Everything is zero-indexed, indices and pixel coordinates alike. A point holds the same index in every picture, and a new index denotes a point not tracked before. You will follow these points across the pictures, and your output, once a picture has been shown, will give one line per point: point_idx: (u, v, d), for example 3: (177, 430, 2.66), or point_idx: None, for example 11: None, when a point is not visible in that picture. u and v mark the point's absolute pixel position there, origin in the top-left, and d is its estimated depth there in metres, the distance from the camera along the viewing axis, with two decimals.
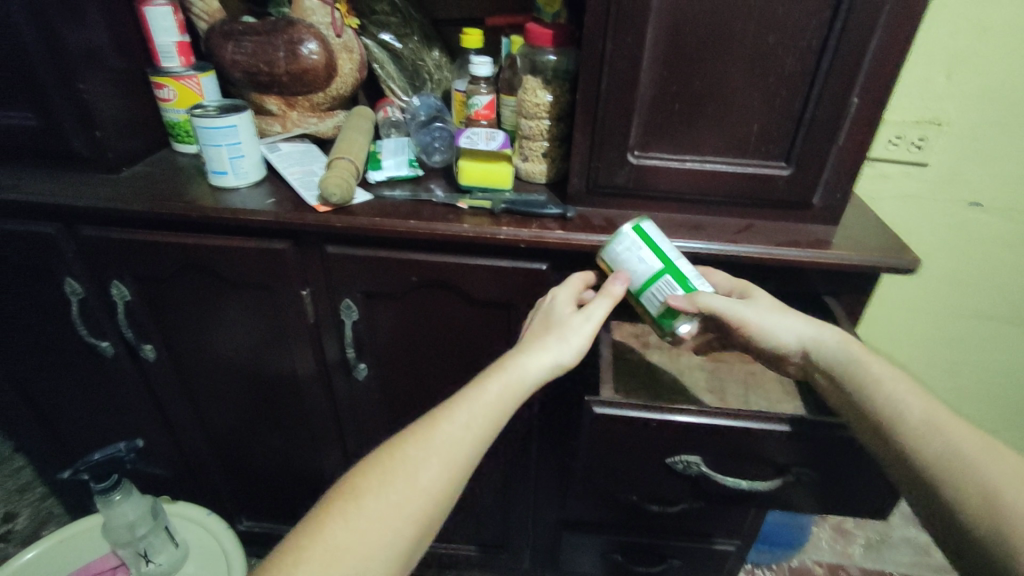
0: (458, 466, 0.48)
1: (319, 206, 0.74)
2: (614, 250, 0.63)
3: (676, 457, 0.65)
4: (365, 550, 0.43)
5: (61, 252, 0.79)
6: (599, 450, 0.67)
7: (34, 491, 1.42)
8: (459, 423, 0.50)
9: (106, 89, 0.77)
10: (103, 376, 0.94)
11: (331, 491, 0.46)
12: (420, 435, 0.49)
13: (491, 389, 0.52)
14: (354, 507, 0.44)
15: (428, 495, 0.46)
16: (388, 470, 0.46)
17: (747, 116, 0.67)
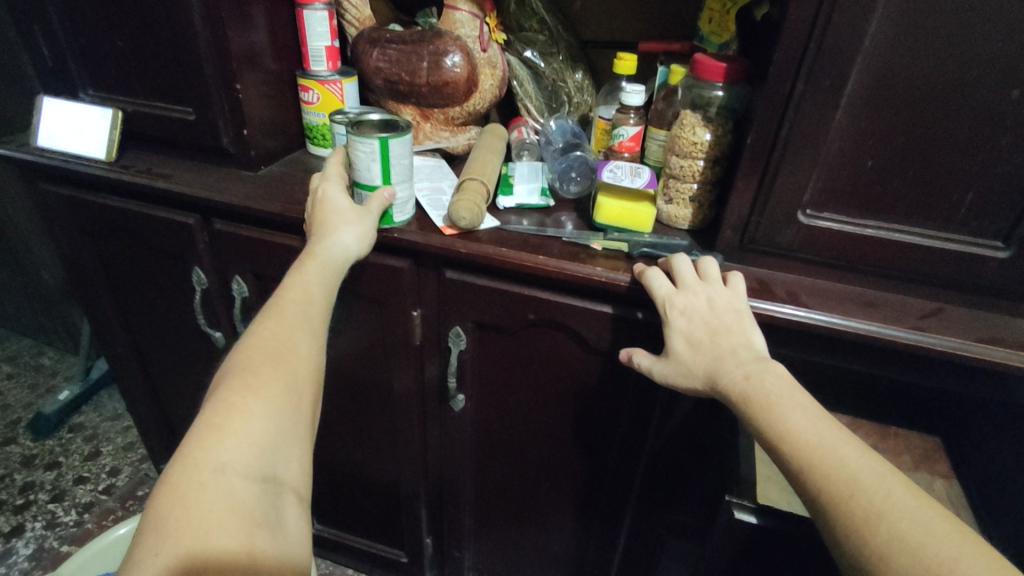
0: (309, 327, 0.56)
1: (444, 228, 0.70)
2: (354, 147, 0.64)
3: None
4: (276, 407, 0.47)
5: (194, 241, 0.81)
6: (725, 551, 0.57)
7: (137, 452, 1.51)
8: (306, 299, 0.57)
9: (259, 89, 0.78)
10: (213, 364, 0.96)
11: (226, 379, 0.48)
12: (269, 320, 0.54)
13: (302, 278, 0.59)
14: (254, 379, 0.48)
15: (310, 361, 0.53)
16: (263, 350, 0.51)
17: (961, 183, 0.55)
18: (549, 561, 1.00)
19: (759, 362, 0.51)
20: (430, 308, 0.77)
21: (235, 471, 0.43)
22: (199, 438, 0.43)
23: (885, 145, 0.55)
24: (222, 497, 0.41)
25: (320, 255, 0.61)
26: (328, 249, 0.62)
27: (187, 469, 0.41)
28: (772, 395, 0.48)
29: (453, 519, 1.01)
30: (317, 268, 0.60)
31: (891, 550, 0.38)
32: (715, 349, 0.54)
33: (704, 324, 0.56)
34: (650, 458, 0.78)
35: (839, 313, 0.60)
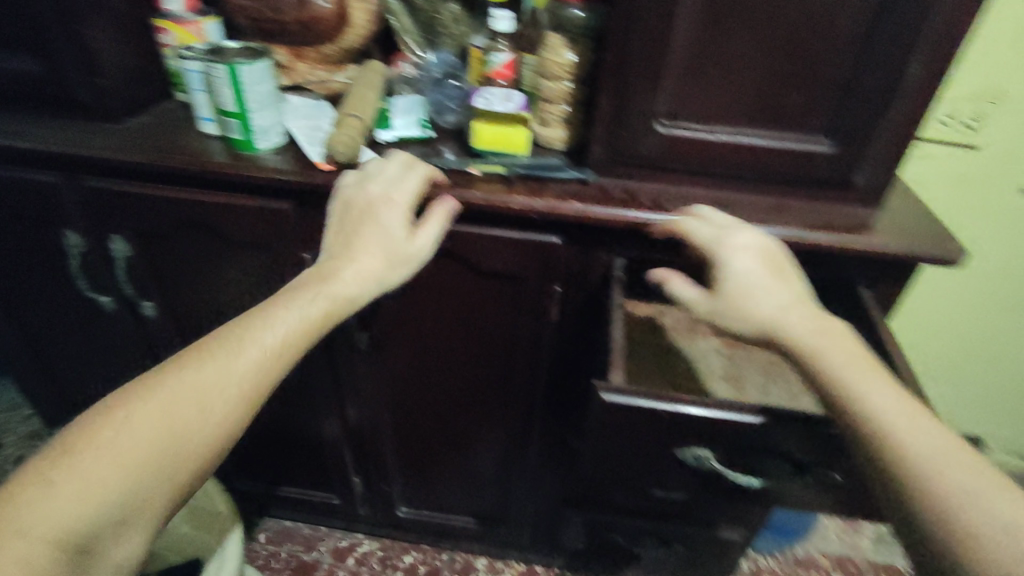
0: (253, 378, 0.49)
1: (324, 163, 0.70)
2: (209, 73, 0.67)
3: (686, 449, 0.61)
4: (138, 459, 0.42)
5: (61, 202, 0.77)
6: (604, 442, 0.63)
7: (44, 437, 1.44)
8: (272, 340, 0.51)
9: (109, 32, 0.73)
10: (106, 332, 0.93)
11: (109, 410, 0.44)
12: (214, 353, 0.49)
13: (276, 312, 0.53)
14: (130, 417, 0.44)
15: (220, 414, 0.47)
16: (190, 381, 0.47)
17: (789, 86, 0.61)
18: (473, 481, 1.07)
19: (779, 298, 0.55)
20: (321, 249, 0.77)
21: (43, 532, 0.37)
22: (37, 478, 0.39)
23: (724, 56, 0.60)
24: (17, 564, 0.36)
25: (309, 282, 0.56)
26: (320, 281, 0.57)
27: (34, 487, 0.39)
28: (774, 317, 0.54)
29: (377, 455, 1.05)
30: (291, 299, 0.54)
31: (888, 446, 0.44)
32: (723, 285, 0.57)
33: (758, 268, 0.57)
34: (549, 370, 0.84)
35: (693, 214, 0.66)
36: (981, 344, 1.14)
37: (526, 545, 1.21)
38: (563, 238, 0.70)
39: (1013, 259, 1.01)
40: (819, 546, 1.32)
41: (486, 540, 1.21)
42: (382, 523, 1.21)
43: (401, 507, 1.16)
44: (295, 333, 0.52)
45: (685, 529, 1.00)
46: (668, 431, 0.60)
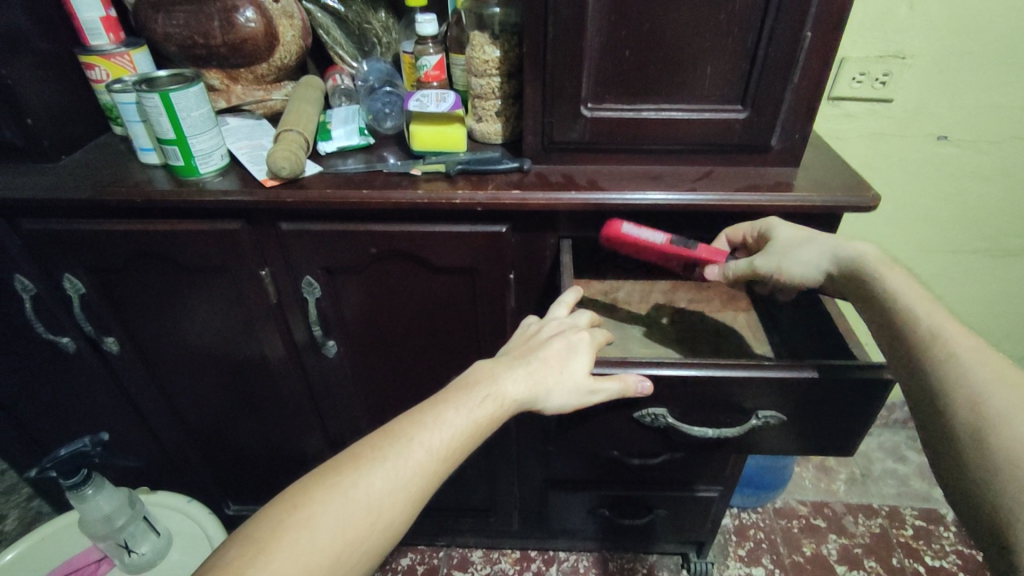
0: (419, 480, 0.46)
1: (268, 180, 0.71)
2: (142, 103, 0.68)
3: (642, 411, 0.63)
4: (318, 559, 0.41)
5: (5, 247, 0.77)
6: (569, 416, 0.65)
7: (21, 491, 1.42)
8: (438, 442, 0.48)
9: (34, 73, 0.73)
10: (68, 373, 0.92)
11: (310, 501, 0.43)
12: (386, 454, 0.46)
13: (448, 411, 0.50)
14: (314, 511, 0.42)
15: (395, 507, 0.45)
16: (337, 494, 0.43)
17: (701, 60, 0.65)
18: (457, 475, 1.09)
19: (805, 243, 0.62)
20: (277, 264, 0.78)
21: None
22: None
23: (635, 37, 0.64)
24: None
25: (476, 380, 0.53)
26: (483, 383, 0.53)
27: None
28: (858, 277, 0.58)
29: None
30: (462, 399, 0.51)
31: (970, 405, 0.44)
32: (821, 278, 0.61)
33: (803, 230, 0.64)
34: None
35: (628, 190, 0.69)
36: (922, 283, 1.21)
37: (519, 533, 1.24)
38: (509, 226, 0.73)
39: (938, 200, 1.08)
40: (797, 495, 1.39)
41: (479, 532, 1.23)
42: None
43: None
44: (461, 433, 0.49)
45: (664, 492, 1.05)
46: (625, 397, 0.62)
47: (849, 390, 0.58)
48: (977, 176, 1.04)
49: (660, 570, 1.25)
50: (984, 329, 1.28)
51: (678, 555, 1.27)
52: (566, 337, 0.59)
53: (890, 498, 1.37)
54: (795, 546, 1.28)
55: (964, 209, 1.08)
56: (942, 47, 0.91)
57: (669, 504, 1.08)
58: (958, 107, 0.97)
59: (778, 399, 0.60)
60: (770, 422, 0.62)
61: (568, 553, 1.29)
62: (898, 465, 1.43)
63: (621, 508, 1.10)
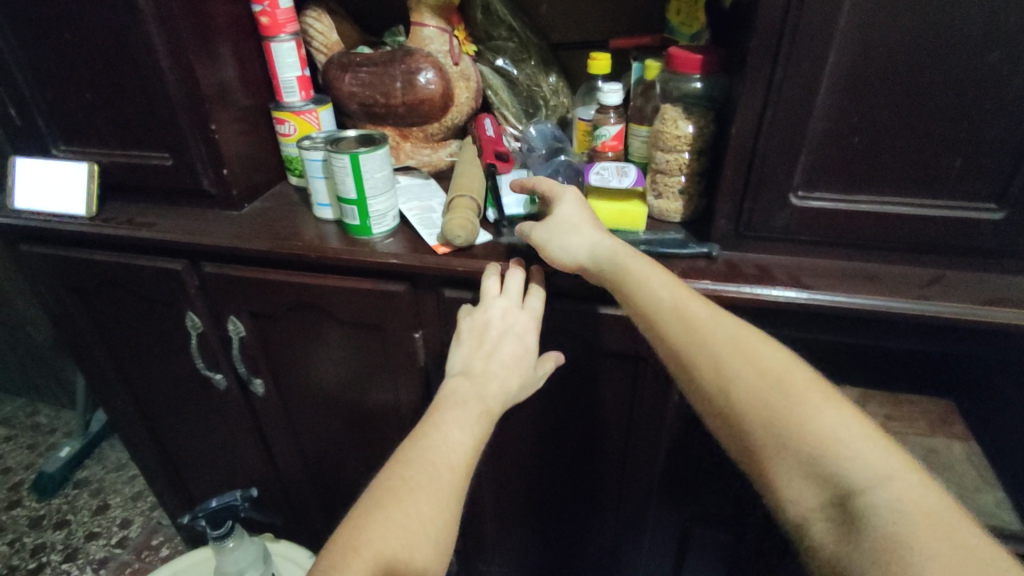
0: (451, 498, 0.48)
1: (438, 247, 0.70)
2: (331, 163, 0.69)
3: None
4: None
5: (185, 287, 0.80)
6: None
7: (146, 499, 1.49)
8: (457, 458, 0.50)
9: (235, 127, 0.77)
10: (215, 406, 0.95)
11: (364, 544, 0.44)
12: (414, 486, 0.47)
13: (454, 429, 0.52)
14: (369, 548, 0.44)
15: (434, 524, 0.46)
16: (386, 526, 0.45)
17: (947, 150, 0.56)
18: (576, 564, 1.01)
19: (579, 229, 0.61)
20: (432, 329, 0.76)
21: None
22: None
23: (870, 123, 0.56)
24: None
25: (465, 399, 0.54)
26: (473, 400, 0.54)
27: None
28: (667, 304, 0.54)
29: (474, 533, 1.01)
30: (459, 418, 0.52)
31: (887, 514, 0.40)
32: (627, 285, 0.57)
33: (575, 211, 0.62)
34: (667, 450, 0.79)
35: (838, 291, 0.60)
36: None
37: None
38: None
39: None
40: None
41: None
42: None
43: None
44: (472, 449, 0.52)
45: None
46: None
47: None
48: None
49: None
50: None
51: None
52: (513, 337, 0.59)
53: None
54: None
55: None
56: None
57: None
58: None
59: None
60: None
61: None
62: None
63: None
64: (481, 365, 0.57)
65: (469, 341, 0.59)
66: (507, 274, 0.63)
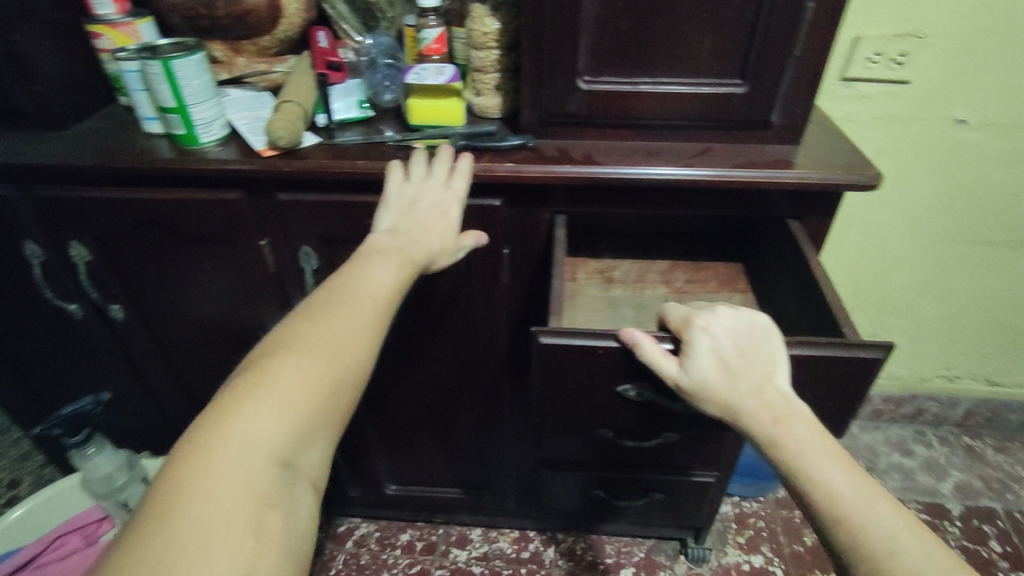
0: (375, 322, 0.54)
1: (265, 150, 0.72)
2: (145, 70, 0.69)
3: (626, 385, 0.64)
4: (310, 377, 0.46)
5: (16, 212, 0.79)
6: (556, 383, 0.65)
7: (35, 458, 1.46)
8: (380, 290, 0.56)
9: (44, 41, 0.74)
10: (77, 338, 0.95)
11: (297, 339, 0.49)
12: (342, 301, 0.53)
13: (376, 270, 0.58)
14: (296, 346, 0.48)
15: (361, 340, 0.51)
16: (317, 327, 0.50)
17: (698, 32, 0.64)
18: (454, 453, 1.11)
19: (723, 356, 0.54)
20: (276, 235, 0.79)
21: (263, 448, 0.42)
22: (232, 403, 0.43)
23: (633, 8, 0.63)
24: (242, 471, 0.40)
25: (389, 247, 0.61)
26: (400, 249, 0.61)
27: (208, 435, 0.41)
28: (800, 441, 0.48)
29: (358, 435, 1.08)
30: (381, 264, 0.59)
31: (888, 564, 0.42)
32: (760, 408, 0.51)
33: (729, 352, 0.54)
34: (511, 331, 0.87)
35: (621, 163, 0.69)
36: (933, 273, 1.18)
37: (514, 511, 1.25)
38: (504, 200, 0.73)
39: (949, 185, 1.05)
40: None
41: (474, 509, 1.24)
42: (375, 503, 1.26)
43: (390, 486, 1.20)
44: (394, 286, 0.57)
45: (662, 475, 1.09)
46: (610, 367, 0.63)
47: (844, 365, 0.58)
48: (1004, 162, 1.01)
49: (657, 554, 1.32)
50: (996, 324, 1.25)
51: (677, 541, 1.33)
52: (439, 198, 0.66)
53: (898, 494, 1.34)
54: (795, 536, 1.33)
55: (979, 196, 1.06)
56: (960, 28, 0.90)
57: (667, 487, 1.11)
58: (980, 91, 0.95)
59: None
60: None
61: (566, 535, 1.35)
62: (904, 459, 1.38)
63: (616, 490, 1.14)
64: (408, 227, 0.63)
65: (393, 207, 0.65)
66: (416, 160, 0.67)
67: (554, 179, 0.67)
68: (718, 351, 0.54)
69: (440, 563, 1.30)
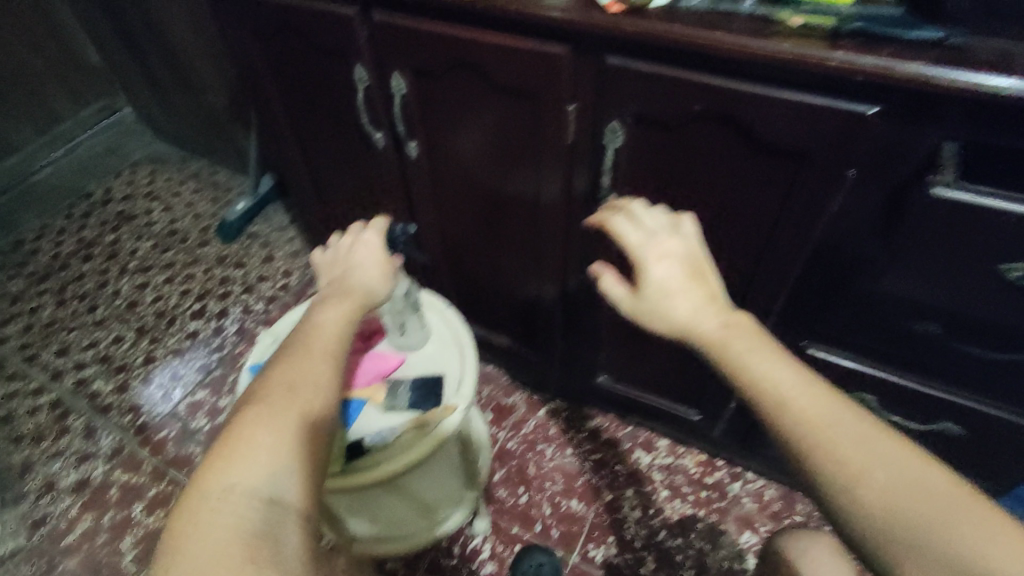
0: (330, 369, 0.56)
1: (612, 5, 0.65)
2: None
3: (1010, 262, 0.62)
4: (281, 432, 0.49)
5: (355, 36, 0.83)
6: (921, 252, 0.66)
7: (304, 257, 1.72)
8: (332, 336, 0.59)
9: None
10: (373, 165, 1.03)
11: (257, 403, 0.51)
12: (291, 362, 0.55)
13: (327, 317, 0.61)
14: (261, 406, 0.51)
15: (321, 388, 0.53)
16: (275, 386, 0.52)
17: None
18: (678, 364, 1.08)
19: (662, 264, 0.55)
20: (588, 101, 0.74)
21: (247, 493, 0.45)
22: (215, 465, 0.47)
23: None
24: (227, 519, 0.44)
25: (338, 297, 0.65)
26: (350, 297, 0.65)
27: (199, 496, 0.45)
28: (760, 372, 0.47)
29: (590, 320, 1.09)
30: (333, 312, 0.62)
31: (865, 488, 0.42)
32: (718, 331, 0.50)
33: (680, 274, 0.54)
34: (808, 266, 0.76)
35: None
36: None
37: (714, 437, 1.21)
38: (881, 108, 0.58)
39: None
40: None
41: (674, 422, 1.23)
42: (578, 385, 1.30)
43: (600, 375, 1.22)
44: (342, 327, 0.61)
45: None
46: (997, 241, 0.61)
47: None
48: None
49: None
50: None
51: None
52: (359, 244, 0.73)
53: None
54: None
55: None
56: None
57: None
58: None
59: None
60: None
61: (756, 477, 1.29)
62: None
63: None
64: (345, 281, 0.68)
65: (331, 273, 0.71)
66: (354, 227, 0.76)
67: (982, 90, 0.51)
68: (673, 251, 0.56)
69: (623, 459, 1.33)
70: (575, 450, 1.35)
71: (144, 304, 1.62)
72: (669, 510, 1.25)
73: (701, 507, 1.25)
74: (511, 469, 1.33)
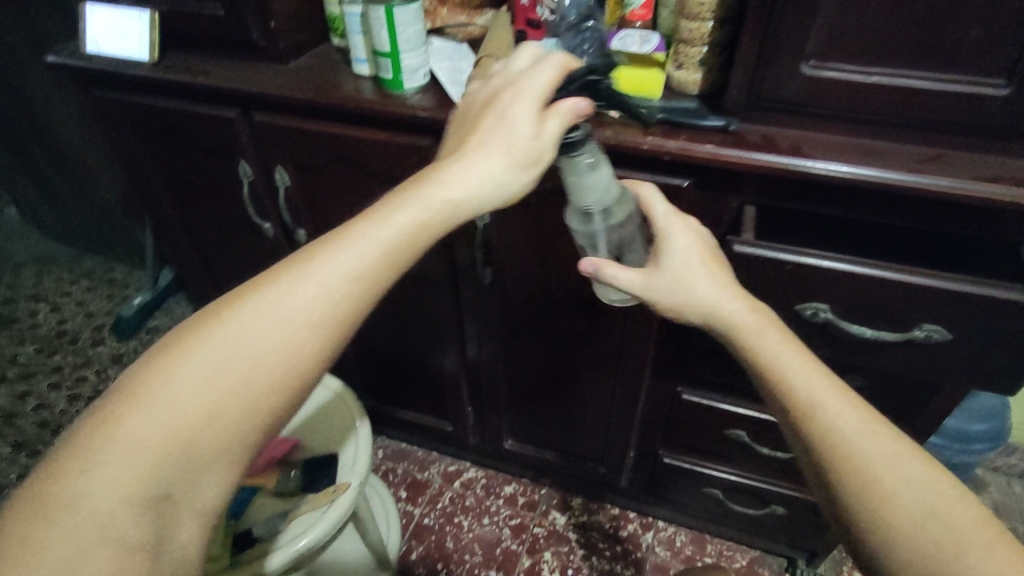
0: (284, 351, 0.41)
1: None
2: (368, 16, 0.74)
3: (804, 303, 0.68)
4: (141, 456, 0.37)
5: (238, 135, 0.88)
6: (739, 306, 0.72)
7: None
8: (332, 275, 0.43)
9: None
10: (265, 253, 1.06)
11: (138, 397, 0.38)
12: (228, 327, 0.41)
13: (336, 252, 0.44)
14: (139, 401, 0.38)
15: (249, 384, 0.39)
16: (177, 363, 0.39)
17: (964, 20, 0.55)
18: (576, 420, 1.13)
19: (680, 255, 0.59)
20: None
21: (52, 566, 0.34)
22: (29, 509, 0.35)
23: None
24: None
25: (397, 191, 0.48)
26: (416, 189, 0.48)
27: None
28: (793, 367, 0.51)
29: (489, 386, 1.13)
30: (345, 244, 0.44)
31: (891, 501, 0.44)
32: (752, 320, 0.55)
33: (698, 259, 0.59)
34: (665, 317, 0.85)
35: (833, 160, 0.63)
36: None
37: (621, 489, 1.25)
38: (691, 181, 0.69)
39: None
40: None
41: (582, 477, 1.26)
42: (489, 451, 1.32)
43: (507, 440, 1.25)
44: (343, 291, 0.43)
45: (785, 488, 1.04)
46: (794, 289, 0.67)
47: None
48: None
49: (761, 566, 1.26)
50: None
51: (785, 559, 1.26)
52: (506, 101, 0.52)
53: None
54: None
55: None
56: None
57: (789, 503, 1.06)
58: None
59: (949, 316, 0.63)
60: (932, 336, 0.65)
61: (667, 524, 1.34)
62: None
63: (735, 493, 1.10)
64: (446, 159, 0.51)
65: (493, 127, 0.52)
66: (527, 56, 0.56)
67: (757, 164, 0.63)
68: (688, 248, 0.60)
69: (540, 522, 1.34)
70: (492, 519, 1.35)
71: (24, 414, 1.51)
72: (588, 568, 1.27)
73: (617, 561, 1.28)
74: (429, 546, 1.31)
